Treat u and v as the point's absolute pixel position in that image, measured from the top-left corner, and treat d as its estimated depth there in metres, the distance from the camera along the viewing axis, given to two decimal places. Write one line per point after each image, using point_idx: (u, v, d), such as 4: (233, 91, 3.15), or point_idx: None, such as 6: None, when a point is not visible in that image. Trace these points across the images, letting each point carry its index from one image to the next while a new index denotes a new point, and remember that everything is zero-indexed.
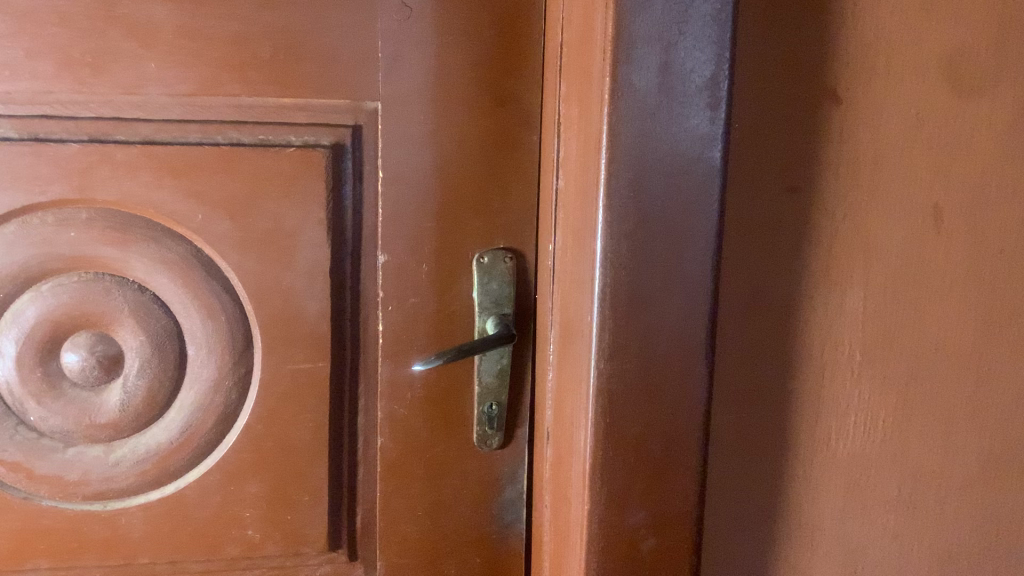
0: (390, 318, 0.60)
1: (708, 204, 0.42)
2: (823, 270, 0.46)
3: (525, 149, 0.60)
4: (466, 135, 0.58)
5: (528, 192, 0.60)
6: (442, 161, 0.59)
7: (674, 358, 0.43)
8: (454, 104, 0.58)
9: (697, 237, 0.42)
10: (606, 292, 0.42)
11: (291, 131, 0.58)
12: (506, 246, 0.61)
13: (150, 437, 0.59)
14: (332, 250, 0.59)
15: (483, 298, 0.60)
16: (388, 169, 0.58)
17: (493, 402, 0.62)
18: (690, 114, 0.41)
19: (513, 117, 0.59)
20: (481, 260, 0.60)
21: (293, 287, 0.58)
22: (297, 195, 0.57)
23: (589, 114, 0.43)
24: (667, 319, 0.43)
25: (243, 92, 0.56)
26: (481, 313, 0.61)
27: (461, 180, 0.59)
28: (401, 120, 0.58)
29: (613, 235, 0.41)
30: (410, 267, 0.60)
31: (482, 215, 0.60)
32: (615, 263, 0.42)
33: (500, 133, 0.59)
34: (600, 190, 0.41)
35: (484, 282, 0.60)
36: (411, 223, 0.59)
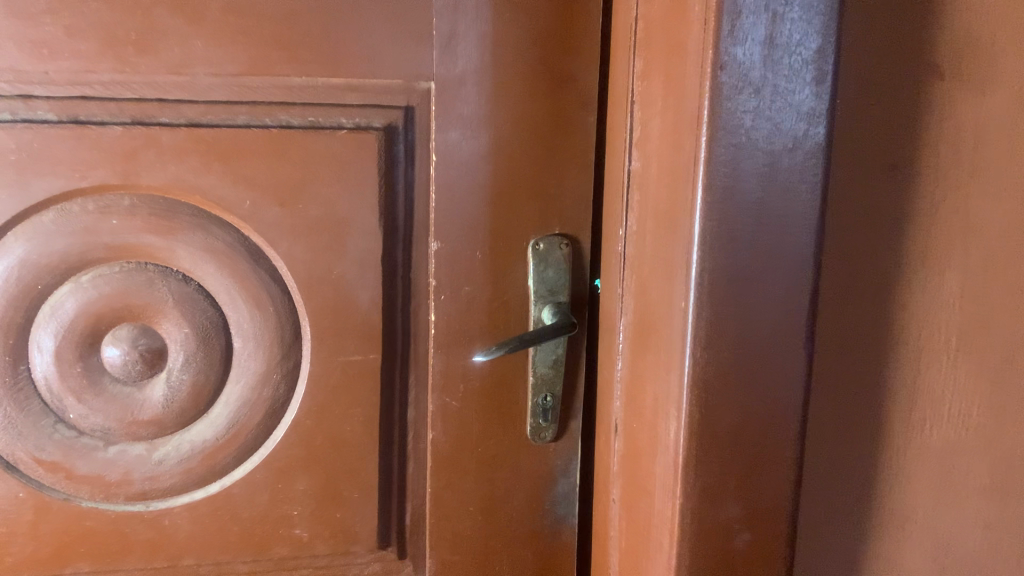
0: (443, 306, 0.58)
1: (811, 184, 0.40)
2: (916, 252, 0.45)
3: (583, 130, 0.57)
4: (523, 117, 0.56)
5: (586, 175, 0.58)
6: (497, 144, 0.56)
7: (772, 347, 0.41)
8: (512, 83, 0.56)
9: (800, 220, 0.40)
10: (703, 279, 0.40)
11: (342, 113, 0.55)
12: (562, 232, 0.59)
13: (195, 434, 0.56)
14: (384, 239, 0.57)
15: (538, 287, 0.58)
16: (442, 152, 0.56)
17: (548, 394, 0.60)
18: (795, 89, 0.39)
19: (571, 98, 0.57)
20: (537, 246, 0.58)
21: (345, 276, 0.56)
22: (349, 180, 0.55)
23: (682, 93, 0.41)
24: (766, 306, 0.41)
25: (293, 73, 0.54)
26: (536, 302, 0.59)
27: (517, 162, 0.57)
28: (456, 100, 0.55)
29: (711, 217, 0.39)
30: (464, 255, 0.58)
31: (538, 200, 0.58)
32: (713, 248, 0.40)
33: (558, 114, 0.57)
34: (698, 169, 0.39)
35: (540, 269, 0.58)
36: (466, 209, 0.57)
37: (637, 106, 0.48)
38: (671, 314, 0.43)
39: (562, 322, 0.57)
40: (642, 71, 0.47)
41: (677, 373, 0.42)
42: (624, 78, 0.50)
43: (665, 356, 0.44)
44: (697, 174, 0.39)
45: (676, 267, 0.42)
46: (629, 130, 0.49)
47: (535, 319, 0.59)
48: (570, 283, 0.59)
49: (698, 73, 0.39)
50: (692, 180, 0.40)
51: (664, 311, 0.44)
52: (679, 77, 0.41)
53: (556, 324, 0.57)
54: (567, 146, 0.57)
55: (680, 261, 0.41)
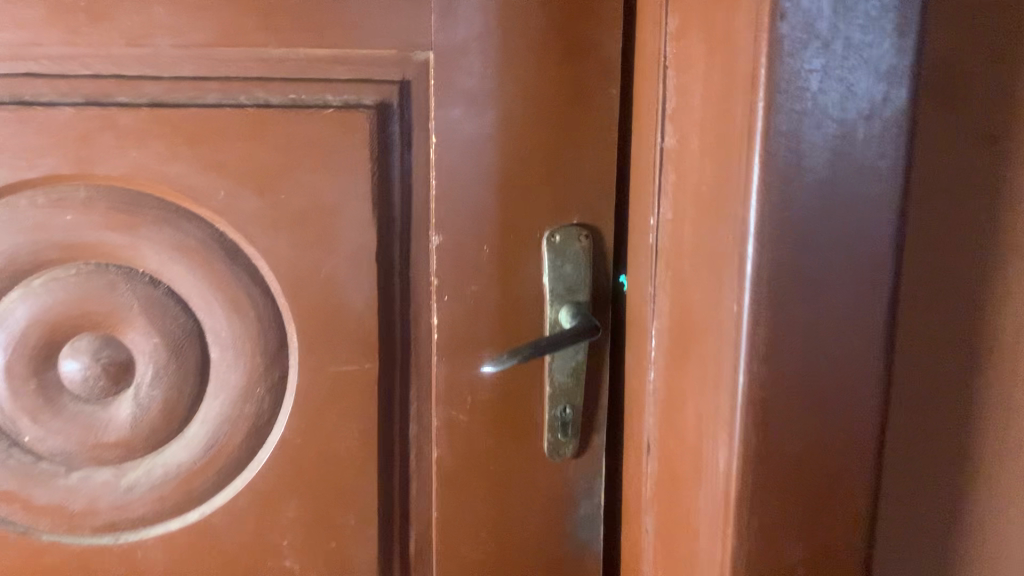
0: (447, 309, 0.51)
1: (890, 158, 0.34)
2: (991, 236, 0.39)
3: (605, 106, 0.50)
4: (536, 92, 0.49)
5: (607, 157, 0.51)
6: (507, 124, 0.50)
7: (843, 351, 0.35)
8: (523, 52, 0.49)
9: (877, 202, 0.34)
10: (762, 274, 0.34)
11: (328, 89, 0.48)
12: (581, 222, 0.52)
13: (168, 457, 0.50)
14: (380, 232, 0.50)
15: (554, 285, 0.52)
16: (444, 133, 0.49)
17: (567, 406, 0.53)
18: (873, 43, 0.33)
19: (590, 69, 0.50)
20: (552, 239, 0.52)
21: (335, 275, 0.49)
22: (338, 165, 0.48)
23: (738, 50, 0.34)
24: (836, 303, 0.35)
25: (272, 43, 0.47)
26: (552, 302, 0.52)
27: (529, 145, 0.50)
28: (458, 73, 0.49)
29: (771, 200, 0.33)
30: (471, 250, 0.51)
31: (554, 186, 0.51)
32: (774, 237, 0.33)
33: (576, 87, 0.50)
34: (755, 143, 0.33)
35: (555, 265, 0.52)
36: (472, 197, 0.50)
37: (669, 73, 0.41)
38: (718, 316, 0.37)
39: (584, 325, 0.51)
40: (676, 32, 0.40)
41: (728, 386, 0.35)
42: (653, 43, 0.43)
43: (709, 365, 0.38)
44: (753, 149, 0.33)
45: (729, 261, 0.35)
46: (661, 102, 0.42)
47: (551, 322, 0.52)
48: (591, 280, 0.53)
49: (752, 26, 0.33)
50: (745, 156, 0.34)
51: (709, 312, 0.38)
52: (727, 32, 0.35)
53: (580, 329, 0.50)
54: (586, 124, 0.51)
55: (731, 254, 0.35)
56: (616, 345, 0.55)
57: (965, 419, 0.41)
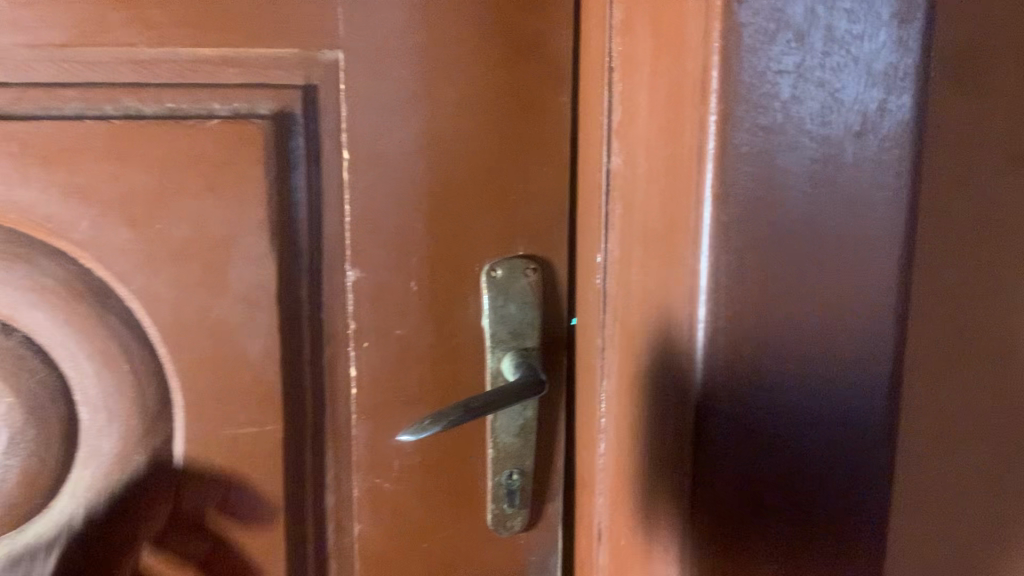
0: (367, 356, 0.43)
1: (887, 180, 0.27)
2: (959, 267, 0.36)
3: (556, 114, 0.43)
4: (470, 100, 0.42)
5: (560, 176, 0.44)
6: (436, 138, 0.42)
7: (824, 418, 0.28)
8: (454, 51, 0.41)
9: (868, 236, 0.27)
10: (716, 333, 0.27)
11: (215, 96, 0.40)
12: (528, 253, 0.44)
13: (27, 543, 0.41)
14: (282, 268, 0.42)
15: (497, 328, 0.44)
16: (359, 149, 0.41)
17: (514, 471, 0.45)
18: (864, 34, 0.25)
19: (538, 71, 0.42)
20: (493, 274, 0.44)
21: (227, 320, 0.41)
22: (227, 188, 0.40)
23: (687, 46, 0.26)
24: (816, 362, 0.28)
25: (144, 41, 0.39)
26: (494, 349, 0.44)
27: (464, 162, 0.42)
28: (374, 79, 0.41)
29: (727, 241, 0.26)
30: (394, 286, 0.43)
31: (496, 210, 0.43)
32: (733, 286, 0.27)
33: (519, 94, 0.42)
34: (704, 169, 0.26)
35: (498, 305, 0.44)
36: (395, 225, 0.42)
37: (617, 73, 0.33)
38: (666, 374, 0.30)
39: (525, 378, 0.42)
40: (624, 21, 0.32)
41: (684, 467, 0.29)
42: (600, 38, 0.35)
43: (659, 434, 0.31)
44: (702, 176, 0.26)
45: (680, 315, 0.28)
46: (608, 113, 0.34)
47: (494, 372, 0.44)
48: (540, 322, 0.45)
49: (703, 15, 0.25)
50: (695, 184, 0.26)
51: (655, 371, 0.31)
52: (672, 26, 0.28)
53: (513, 387, 0.41)
54: (532, 138, 0.43)
55: (678, 303, 0.28)
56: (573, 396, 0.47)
57: (958, 447, 0.39)
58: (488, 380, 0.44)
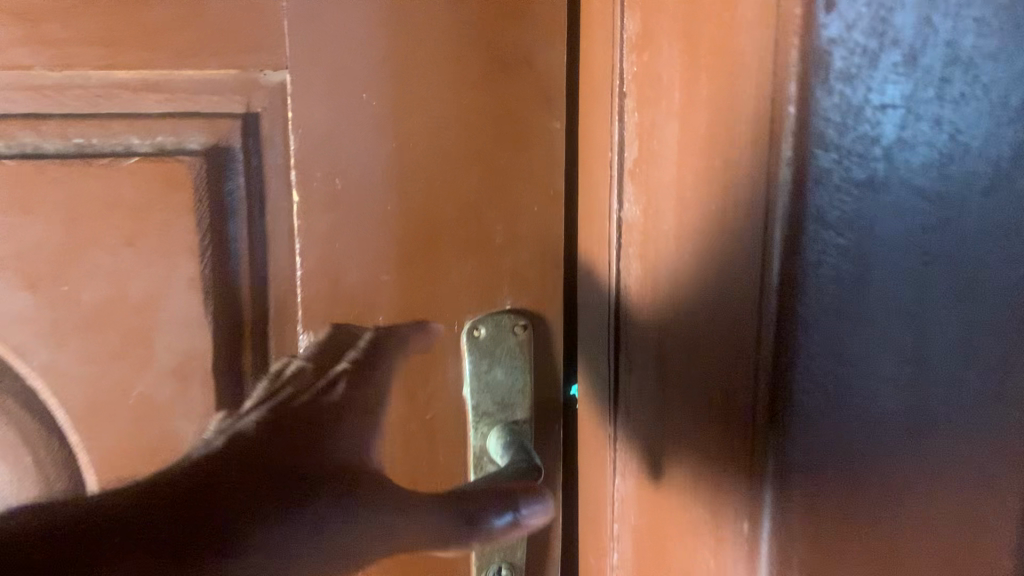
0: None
1: (1002, 230, 0.22)
2: None
3: (545, 144, 0.36)
4: (444, 128, 0.35)
5: (552, 215, 0.37)
6: (408, 173, 0.35)
7: (919, 535, 0.23)
8: (424, 73, 0.34)
9: (979, 310, 0.22)
10: (795, 439, 0.21)
11: (132, 128, 0.33)
12: (516, 306, 0.37)
13: None
14: (219, 333, 0.35)
15: (482, 399, 0.37)
16: (311, 190, 0.34)
17: (502, 565, 0.38)
18: (982, 52, 0.20)
19: (524, 92, 0.35)
20: (475, 334, 0.37)
21: (151, 397, 0.34)
22: (148, 243, 0.33)
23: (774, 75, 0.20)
24: (916, 468, 0.23)
25: (42, 63, 0.32)
26: (477, 422, 0.37)
27: (439, 200, 0.36)
28: (330, 105, 0.34)
29: (813, 327, 0.21)
30: None
31: (479, 258, 0.37)
32: (819, 382, 0.21)
33: (505, 122, 0.35)
34: (778, 228, 0.20)
35: (481, 370, 0.37)
36: (357, 279, 0.35)
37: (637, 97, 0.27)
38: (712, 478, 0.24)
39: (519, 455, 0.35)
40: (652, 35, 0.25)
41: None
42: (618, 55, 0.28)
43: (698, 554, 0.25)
44: (774, 241, 0.20)
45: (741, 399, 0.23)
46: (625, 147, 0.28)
47: (479, 449, 0.37)
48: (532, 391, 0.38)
49: (774, 32, 0.20)
50: (763, 249, 0.21)
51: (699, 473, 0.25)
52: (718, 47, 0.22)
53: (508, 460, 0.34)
54: (520, 171, 0.36)
55: (737, 395, 0.23)
56: (570, 472, 0.40)
57: None
58: (473, 460, 0.38)
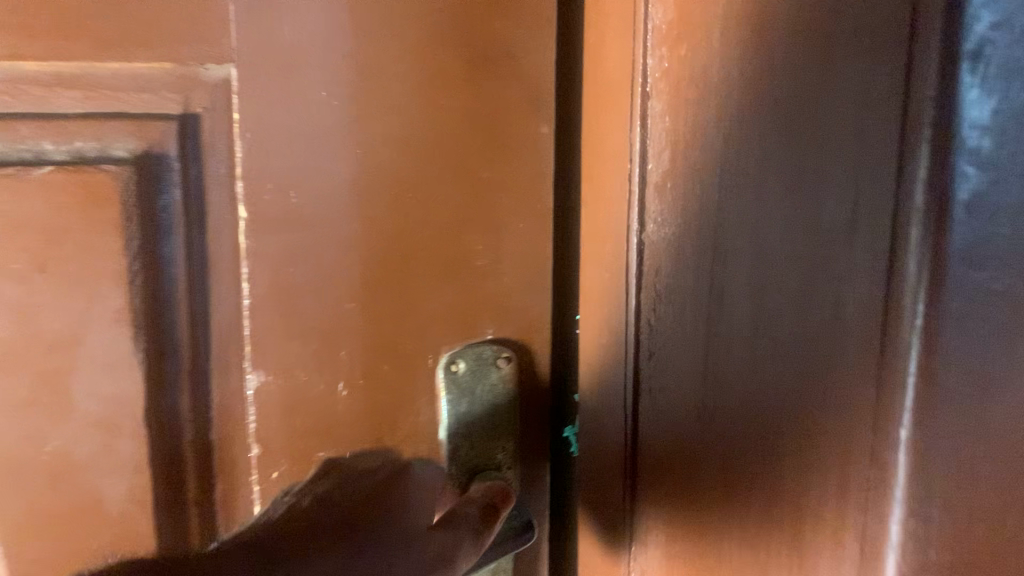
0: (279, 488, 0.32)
1: None
2: None
3: (528, 154, 0.33)
4: (419, 137, 0.31)
5: (536, 232, 0.33)
6: (381, 187, 0.31)
7: None
8: (393, 74, 0.30)
9: None
10: (932, 436, 0.20)
11: (41, 130, 0.27)
12: (498, 336, 0.34)
13: None
14: (152, 373, 0.30)
15: (458, 441, 0.34)
16: (260, 206, 0.30)
17: None
18: None
19: (506, 96, 0.32)
20: (453, 370, 0.33)
21: (71, 453, 0.29)
22: (64, 270, 0.28)
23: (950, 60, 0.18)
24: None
25: None
26: (455, 466, 0.34)
27: (414, 219, 0.32)
28: (287, 110, 0.29)
29: (956, 314, 0.20)
30: (316, 390, 0.32)
31: (457, 282, 0.33)
32: (972, 370, 0.20)
33: (489, 129, 0.32)
34: (913, 225, 0.20)
35: (458, 410, 0.34)
36: (316, 310, 0.31)
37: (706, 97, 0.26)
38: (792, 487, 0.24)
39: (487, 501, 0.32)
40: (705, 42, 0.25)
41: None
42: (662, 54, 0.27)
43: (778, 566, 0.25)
44: (908, 236, 0.20)
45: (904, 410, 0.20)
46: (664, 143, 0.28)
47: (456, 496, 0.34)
48: (512, 429, 0.35)
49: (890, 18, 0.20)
50: (887, 248, 0.20)
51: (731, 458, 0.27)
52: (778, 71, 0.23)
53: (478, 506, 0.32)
54: (504, 185, 0.33)
55: (834, 389, 0.22)
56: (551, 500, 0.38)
57: None
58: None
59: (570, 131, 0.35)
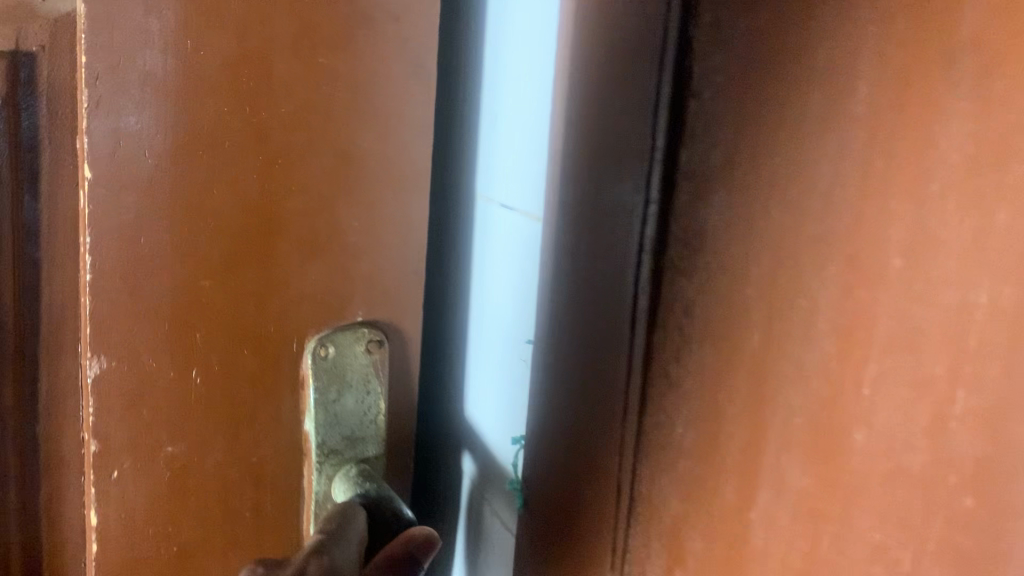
0: (119, 488, 0.30)
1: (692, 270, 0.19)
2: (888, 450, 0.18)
3: (403, 123, 0.29)
4: (283, 98, 0.28)
5: (407, 204, 0.30)
6: (219, 147, 0.27)
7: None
8: (253, 31, 0.27)
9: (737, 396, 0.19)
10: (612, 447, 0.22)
11: None
12: (368, 318, 0.31)
13: None
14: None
15: (328, 434, 0.30)
16: (101, 175, 0.27)
17: None
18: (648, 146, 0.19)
19: (375, 54, 0.29)
20: (321, 355, 0.30)
21: None
22: None
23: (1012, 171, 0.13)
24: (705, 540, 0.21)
25: None
26: (320, 462, 0.31)
27: (277, 192, 0.28)
28: (132, 68, 0.26)
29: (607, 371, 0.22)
30: (163, 380, 0.29)
31: (322, 261, 0.29)
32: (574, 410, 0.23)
33: (359, 93, 0.29)
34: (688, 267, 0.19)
35: (329, 399, 0.30)
36: (160, 289, 0.28)
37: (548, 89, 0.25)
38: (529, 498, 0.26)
39: (382, 515, 0.30)
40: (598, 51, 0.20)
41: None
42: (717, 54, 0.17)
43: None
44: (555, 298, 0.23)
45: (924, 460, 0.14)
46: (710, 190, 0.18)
47: (322, 492, 0.31)
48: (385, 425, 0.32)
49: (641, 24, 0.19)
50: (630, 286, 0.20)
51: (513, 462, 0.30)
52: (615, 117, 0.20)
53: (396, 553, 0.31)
54: (382, 157, 0.29)
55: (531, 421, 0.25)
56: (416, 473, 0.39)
57: None
58: (310, 511, 0.31)
59: (469, 105, 0.32)
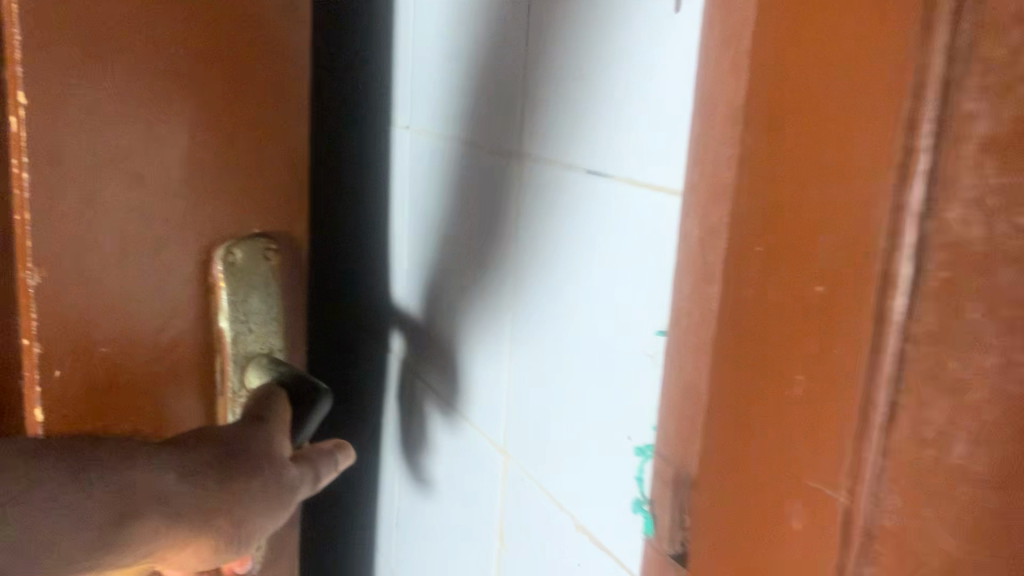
0: (61, 380, 0.38)
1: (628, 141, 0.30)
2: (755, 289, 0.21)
3: (288, 81, 0.41)
4: (207, 48, 0.38)
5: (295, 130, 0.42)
6: (174, 77, 0.37)
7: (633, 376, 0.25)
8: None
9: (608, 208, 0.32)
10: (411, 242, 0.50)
11: None
12: (263, 228, 0.42)
13: None
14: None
15: (237, 326, 0.41)
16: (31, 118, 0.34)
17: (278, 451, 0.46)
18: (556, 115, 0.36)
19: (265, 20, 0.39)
20: (232, 259, 0.41)
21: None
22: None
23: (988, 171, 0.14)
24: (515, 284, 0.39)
25: None
26: (235, 351, 0.41)
27: (211, 129, 0.39)
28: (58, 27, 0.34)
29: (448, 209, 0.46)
30: (92, 265, 0.37)
31: (241, 175, 0.40)
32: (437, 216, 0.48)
33: (250, 48, 0.39)
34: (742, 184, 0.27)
35: (238, 295, 0.41)
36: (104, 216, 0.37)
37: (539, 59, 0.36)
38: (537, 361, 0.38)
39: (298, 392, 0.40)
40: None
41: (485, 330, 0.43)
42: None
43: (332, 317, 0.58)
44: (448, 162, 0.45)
45: (775, 308, 0.17)
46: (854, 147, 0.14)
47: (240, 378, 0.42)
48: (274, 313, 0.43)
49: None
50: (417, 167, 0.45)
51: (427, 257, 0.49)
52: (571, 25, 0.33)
53: (305, 439, 0.41)
54: (285, 96, 0.41)
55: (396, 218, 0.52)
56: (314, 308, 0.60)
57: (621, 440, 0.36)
58: (228, 398, 0.42)
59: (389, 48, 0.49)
